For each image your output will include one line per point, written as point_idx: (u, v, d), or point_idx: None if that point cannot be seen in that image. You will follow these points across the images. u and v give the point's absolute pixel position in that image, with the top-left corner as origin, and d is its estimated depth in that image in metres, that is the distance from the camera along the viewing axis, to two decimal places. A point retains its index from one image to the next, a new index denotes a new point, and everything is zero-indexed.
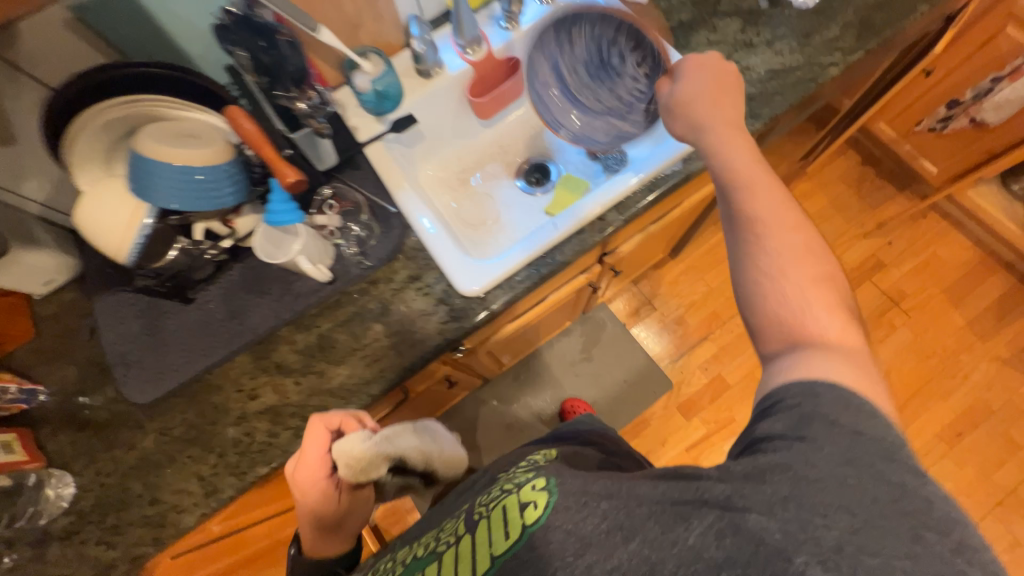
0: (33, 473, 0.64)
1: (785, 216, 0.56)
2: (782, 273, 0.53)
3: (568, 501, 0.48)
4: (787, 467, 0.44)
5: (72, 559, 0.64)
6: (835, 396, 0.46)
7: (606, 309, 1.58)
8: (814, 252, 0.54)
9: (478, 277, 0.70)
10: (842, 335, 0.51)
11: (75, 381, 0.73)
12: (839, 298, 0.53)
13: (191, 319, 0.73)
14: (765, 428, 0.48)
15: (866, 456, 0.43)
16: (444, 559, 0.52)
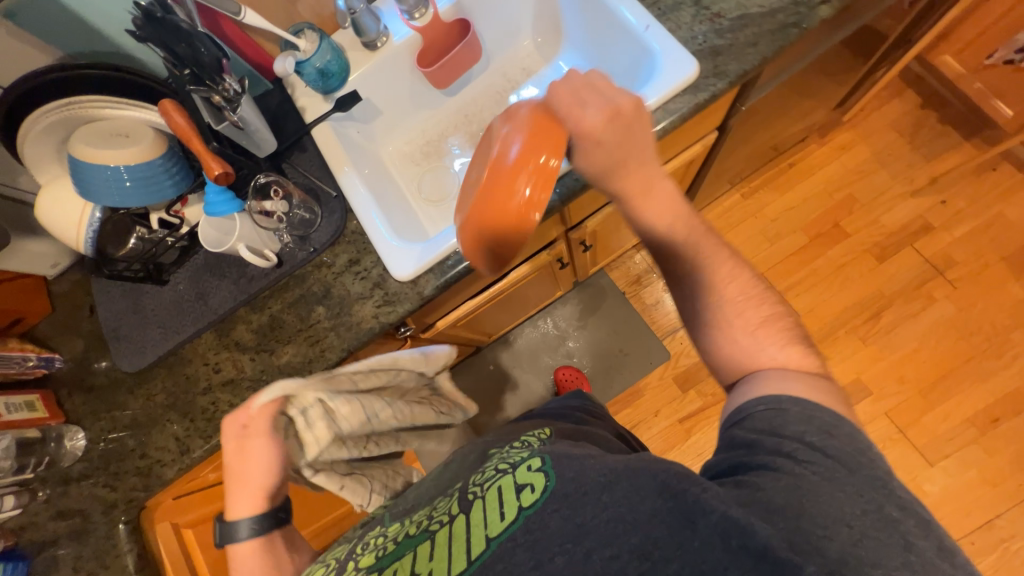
0: (54, 427, 0.78)
1: (711, 262, 0.58)
2: (731, 326, 0.56)
3: (567, 488, 0.44)
4: (776, 480, 0.41)
5: (88, 497, 0.78)
6: (800, 409, 0.47)
7: (606, 275, 1.55)
8: (753, 292, 0.57)
9: (409, 262, 0.72)
10: (798, 364, 0.53)
11: (82, 351, 0.84)
12: (781, 327, 0.55)
13: (165, 299, 0.80)
14: (753, 438, 0.46)
15: (849, 466, 0.43)
16: (437, 538, 0.47)
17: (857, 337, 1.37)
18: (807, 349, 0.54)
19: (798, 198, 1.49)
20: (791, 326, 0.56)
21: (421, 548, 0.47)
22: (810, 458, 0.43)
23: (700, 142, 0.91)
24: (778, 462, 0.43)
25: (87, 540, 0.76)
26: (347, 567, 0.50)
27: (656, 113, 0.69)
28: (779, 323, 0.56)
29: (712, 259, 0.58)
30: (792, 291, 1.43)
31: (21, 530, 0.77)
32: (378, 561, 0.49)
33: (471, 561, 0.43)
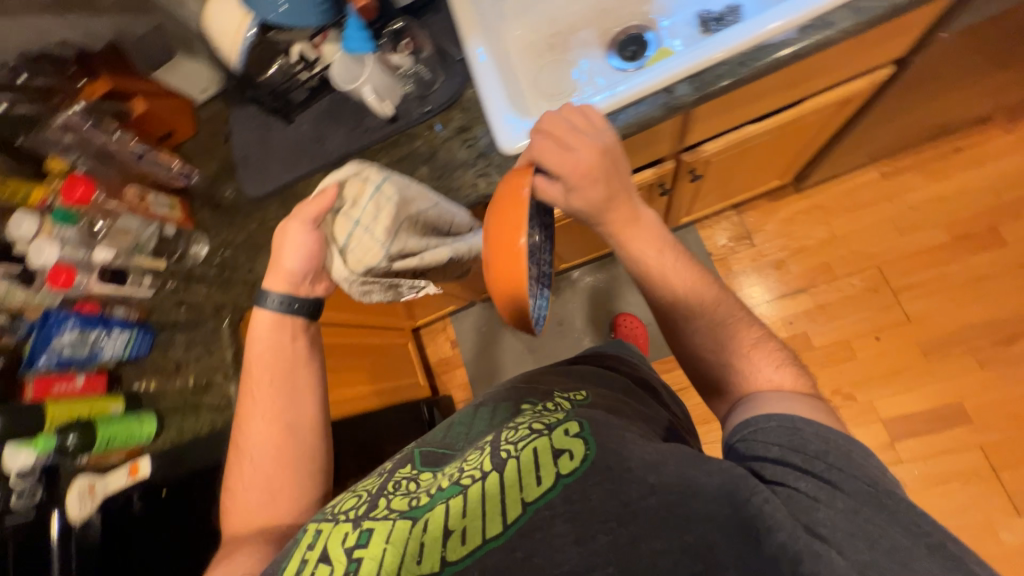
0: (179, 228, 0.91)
1: (699, 288, 0.64)
2: (726, 350, 0.62)
3: (608, 461, 0.49)
4: (822, 508, 0.45)
5: (204, 295, 0.90)
6: (814, 431, 0.51)
7: (694, 233, 1.43)
8: (739, 315, 0.63)
9: (519, 135, 0.70)
10: (792, 384, 0.58)
11: (214, 173, 0.94)
12: (765, 350, 0.61)
13: (289, 137, 0.87)
14: (782, 456, 0.50)
15: (879, 487, 0.47)
16: (471, 493, 0.50)
17: (975, 359, 1.19)
18: (797, 369, 0.60)
19: (952, 190, 1.27)
20: (775, 348, 0.62)
21: (455, 502, 0.50)
22: (846, 483, 0.47)
23: (867, 78, 0.79)
24: (812, 487, 0.47)
25: (199, 329, 0.89)
26: (377, 506, 0.53)
27: (839, 11, 0.60)
28: (766, 344, 0.62)
29: (694, 284, 0.64)
30: (910, 293, 1.26)
31: (151, 310, 0.93)
32: (411, 508, 0.52)
33: (508, 525, 0.48)
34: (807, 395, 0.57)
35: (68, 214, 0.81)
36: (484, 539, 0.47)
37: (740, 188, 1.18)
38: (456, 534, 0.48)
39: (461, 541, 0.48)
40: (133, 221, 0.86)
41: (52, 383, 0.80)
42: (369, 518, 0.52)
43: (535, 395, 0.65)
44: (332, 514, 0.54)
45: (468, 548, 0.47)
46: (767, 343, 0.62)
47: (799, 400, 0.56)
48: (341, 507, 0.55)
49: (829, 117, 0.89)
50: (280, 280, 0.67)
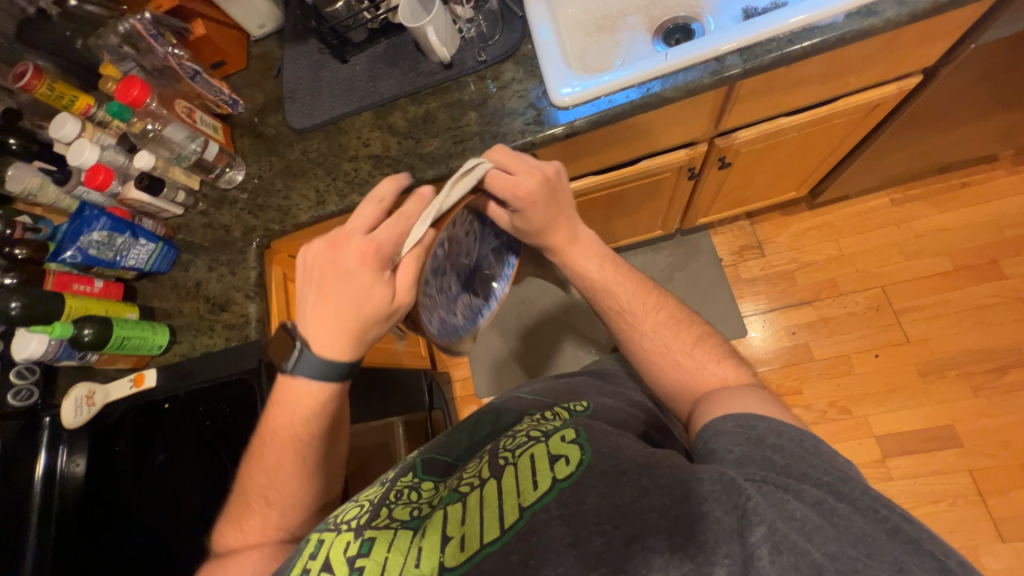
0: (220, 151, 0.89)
1: (643, 293, 0.69)
2: (672, 351, 0.65)
3: (602, 465, 0.50)
4: (791, 500, 0.45)
5: (232, 218, 0.90)
6: (768, 427, 0.51)
7: (706, 237, 1.47)
8: (681, 318, 0.68)
9: (572, 89, 0.74)
10: (736, 376, 0.61)
11: (260, 104, 0.96)
12: (709, 348, 0.65)
13: (342, 75, 0.89)
14: (745, 454, 0.49)
15: (836, 474, 0.47)
16: (469, 500, 0.51)
17: (968, 384, 1.23)
18: (740, 363, 0.64)
19: (958, 222, 1.33)
20: (717, 344, 0.66)
21: (453, 508, 0.51)
22: (807, 474, 0.47)
23: (896, 84, 0.84)
24: (779, 478, 0.46)
25: (225, 250, 0.89)
26: (379, 516, 0.52)
27: (885, 2, 0.65)
28: (708, 341, 0.66)
29: (638, 294, 0.69)
30: (911, 315, 1.30)
31: (177, 228, 0.93)
32: (412, 519, 0.52)
33: (506, 529, 0.48)
34: (751, 386, 0.59)
35: (124, 109, 0.81)
36: (482, 543, 0.47)
37: (759, 193, 1.22)
38: (455, 541, 0.48)
39: (459, 548, 0.47)
40: (180, 132, 0.84)
41: (71, 281, 0.80)
42: (371, 527, 0.51)
43: (539, 408, 0.66)
44: (334, 524, 0.52)
45: (468, 554, 0.47)
46: (707, 342, 0.66)
47: (744, 389, 0.59)
48: (341, 517, 0.53)
49: (856, 122, 0.94)
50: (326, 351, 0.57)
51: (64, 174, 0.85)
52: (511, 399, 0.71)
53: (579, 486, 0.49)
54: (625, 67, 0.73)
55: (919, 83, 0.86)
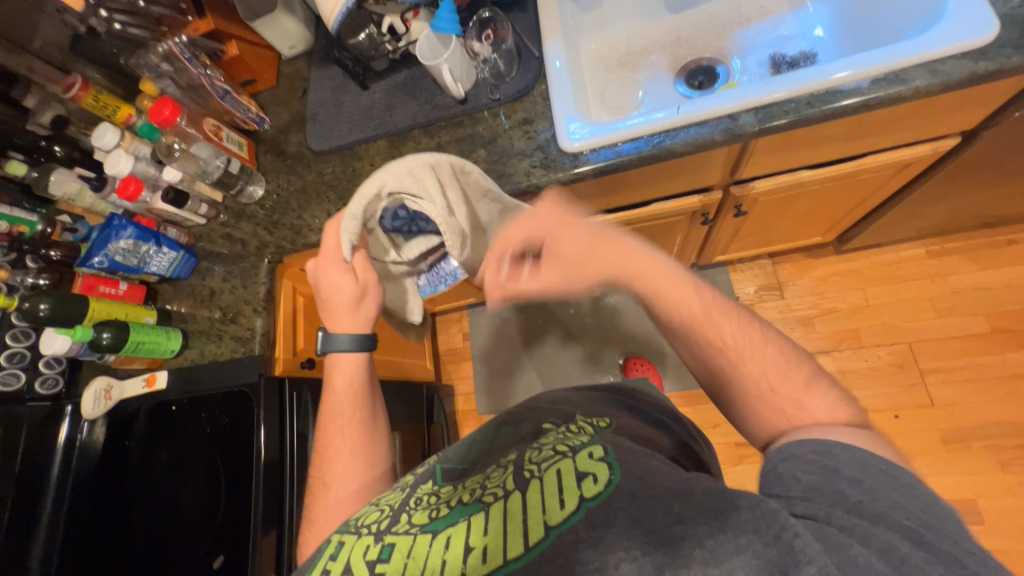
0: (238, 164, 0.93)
1: (744, 330, 0.55)
2: (780, 397, 0.51)
3: (632, 487, 0.46)
4: (855, 543, 0.38)
5: (249, 232, 0.94)
6: (849, 455, 0.44)
7: (724, 273, 1.43)
8: (786, 354, 0.54)
9: (581, 135, 0.73)
10: (848, 422, 0.49)
11: (284, 123, 1.00)
12: (818, 381, 0.52)
13: (362, 101, 0.92)
14: (814, 484, 0.43)
15: (922, 519, 0.39)
16: (492, 512, 0.50)
17: (997, 458, 1.14)
18: (850, 404, 0.51)
19: (1001, 281, 1.24)
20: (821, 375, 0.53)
21: (476, 519, 0.50)
22: (881, 515, 0.39)
23: (931, 144, 0.80)
24: (845, 517, 0.40)
25: (239, 263, 0.94)
26: (399, 521, 0.54)
27: (916, 70, 0.63)
28: (820, 383, 0.52)
29: (730, 338, 0.55)
30: (938, 376, 1.22)
31: (198, 237, 0.98)
32: (431, 522, 0.53)
33: (530, 545, 0.45)
34: (851, 422, 0.49)
35: (154, 129, 0.88)
36: (505, 558, 0.46)
37: (780, 237, 1.18)
38: (477, 552, 0.47)
39: (482, 559, 0.46)
40: (205, 149, 0.89)
41: (98, 283, 0.86)
42: (392, 533, 0.52)
43: (557, 417, 0.65)
44: (354, 527, 0.55)
45: (489, 567, 0.46)
46: (813, 375, 0.53)
47: (858, 430, 0.47)
48: (363, 521, 0.56)
49: (887, 177, 0.89)
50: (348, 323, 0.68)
51: (102, 182, 0.91)
52: (528, 409, 0.69)
53: (608, 510, 0.45)
54: (638, 116, 0.72)
55: (958, 143, 0.81)
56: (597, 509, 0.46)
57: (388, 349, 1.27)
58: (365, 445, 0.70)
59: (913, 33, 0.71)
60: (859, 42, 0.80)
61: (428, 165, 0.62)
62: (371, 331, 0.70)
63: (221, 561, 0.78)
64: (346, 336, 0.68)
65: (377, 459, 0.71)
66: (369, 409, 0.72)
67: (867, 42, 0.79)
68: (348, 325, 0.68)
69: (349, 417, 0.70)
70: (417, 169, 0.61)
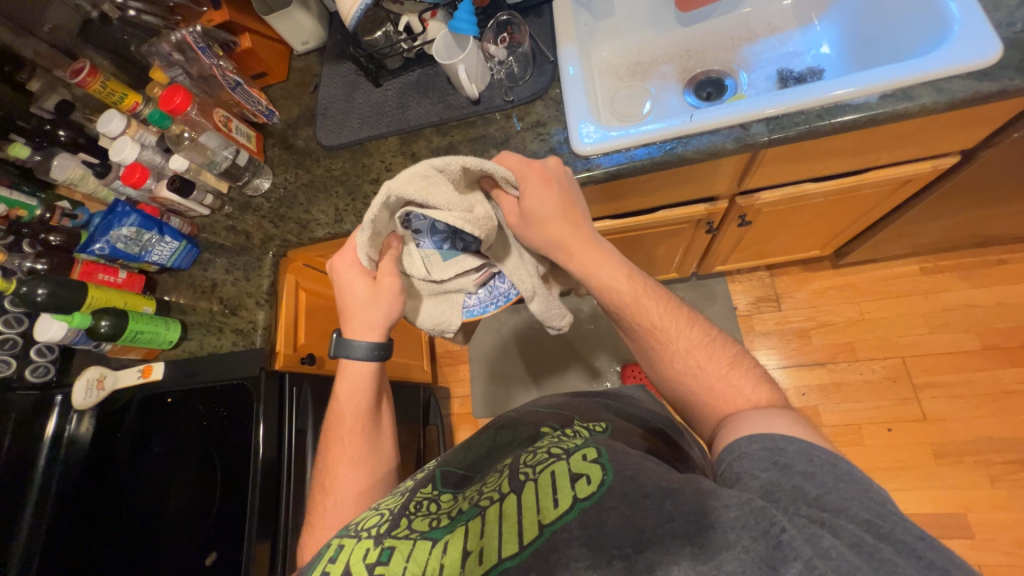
0: (245, 155, 0.91)
1: (671, 314, 0.60)
2: (707, 372, 0.56)
3: (625, 487, 0.46)
4: (827, 535, 0.39)
5: (253, 224, 0.94)
6: (797, 451, 0.45)
7: (723, 283, 1.45)
8: (716, 337, 0.59)
9: (593, 138, 0.74)
10: (770, 402, 0.53)
11: (294, 117, 1.00)
12: (746, 371, 0.56)
13: (374, 98, 0.92)
14: (774, 481, 0.44)
15: (877, 510, 0.40)
16: (488, 514, 0.49)
17: (987, 473, 1.16)
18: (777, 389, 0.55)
19: (993, 300, 1.27)
20: (751, 367, 0.57)
21: (473, 523, 0.50)
22: (842, 508, 0.41)
23: (932, 161, 0.82)
24: (811, 511, 0.41)
25: (243, 255, 0.92)
26: (399, 526, 0.52)
27: (922, 88, 0.65)
28: (743, 362, 0.57)
29: (666, 315, 0.59)
30: (930, 391, 1.24)
31: (201, 228, 0.97)
32: (431, 529, 0.51)
33: (525, 546, 0.45)
34: (784, 408, 0.52)
35: (164, 117, 0.86)
36: (500, 558, 0.45)
37: (780, 249, 1.20)
38: (474, 554, 0.46)
39: (478, 561, 0.46)
40: (214, 139, 0.88)
41: (97, 270, 0.85)
42: (392, 536, 0.51)
43: (556, 423, 0.65)
44: (354, 531, 0.53)
45: (485, 567, 0.45)
46: (740, 365, 0.56)
47: (788, 414, 0.50)
48: (363, 525, 0.54)
49: (887, 193, 0.92)
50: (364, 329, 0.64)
51: (105, 168, 0.87)
52: (527, 414, 0.70)
53: (601, 508, 0.45)
54: (650, 122, 0.73)
55: (957, 162, 0.84)
56: (591, 509, 0.45)
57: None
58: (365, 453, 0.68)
59: (918, 53, 0.73)
60: (864, 60, 0.82)
61: (435, 170, 0.54)
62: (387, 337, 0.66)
63: (214, 558, 0.76)
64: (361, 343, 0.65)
65: (380, 461, 0.70)
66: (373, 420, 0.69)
67: (873, 61, 0.81)
68: (362, 329, 0.64)
69: (349, 425, 0.68)
70: (422, 173, 0.53)
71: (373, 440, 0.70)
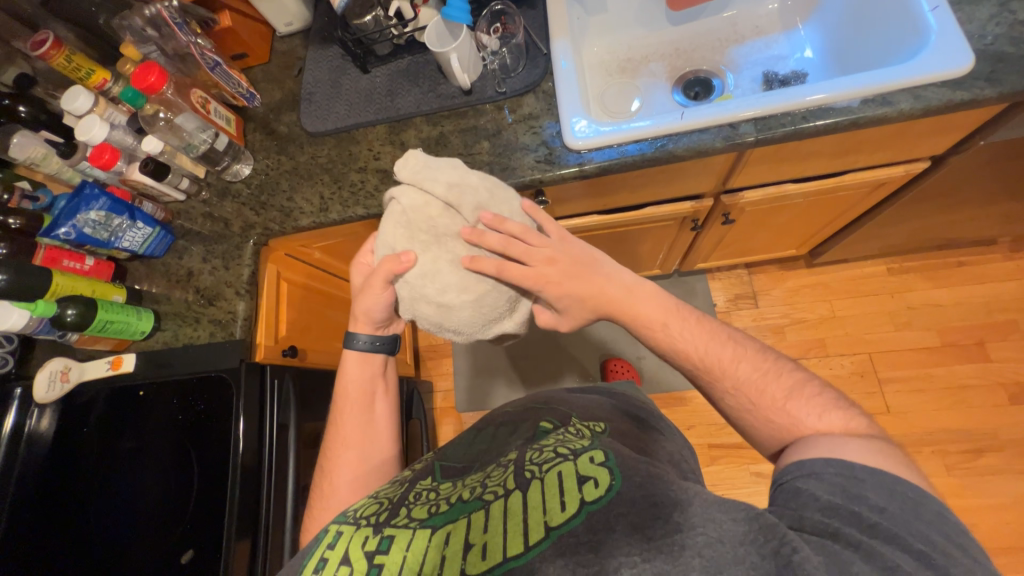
0: (226, 139, 0.88)
1: (714, 348, 0.59)
2: (761, 408, 0.55)
3: (633, 494, 0.47)
4: (858, 561, 0.39)
5: (232, 211, 0.90)
6: (875, 481, 0.44)
7: (703, 280, 1.48)
8: (767, 367, 0.57)
9: (586, 133, 0.74)
10: (846, 429, 0.50)
11: (276, 101, 0.96)
12: (810, 395, 0.54)
13: (362, 84, 0.90)
14: (833, 504, 0.43)
15: (938, 548, 0.39)
16: (492, 510, 0.50)
17: (943, 462, 1.23)
18: (849, 410, 0.52)
19: (951, 299, 1.34)
20: (814, 390, 0.55)
21: (476, 516, 0.50)
22: (894, 536, 0.40)
23: (905, 166, 0.86)
24: (854, 534, 0.41)
25: (221, 243, 0.89)
26: (399, 515, 0.54)
27: (901, 94, 0.68)
28: (806, 389, 0.55)
29: (711, 347, 0.59)
30: (894, 385, 1.31)
31: (176, 214, 0.93)
32: (431, 518, 0.53)
33: (529, 547, 0.45)
34: (869, 436, 0.49)
35: (139, 95, 0.80)
36: (504, 556, 0.46)
37: (759, 247, 1.23)
38: (477, 548, 0.47)
39: (481, 556, 0.46)
40: (191, 121, 0.84)
41: (62, 257, 0.80)
42: (391, 525, 0.52)
43: (556, 419, 0.66)
44: (354, 518, 0.55)
45: (488, 563, 0.45)
46: (801, 388, 0.55)
47: (870, 443, 0.48)
48: (363, 512, 0.56)
49: (862, 195, 0.95)
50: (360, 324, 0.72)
51: (70, 147, 0.83)
52: (525, 411, 0.72)
53: (608, 513, 0.46)
54: (642, 119, 0.74)
55: (928, 167, 0.88)
56: (598, 513, 0.46)
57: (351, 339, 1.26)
58: (360, 440, 0.72)
59: (897, 62, 0.76)
60: (845, 65, 0.85)
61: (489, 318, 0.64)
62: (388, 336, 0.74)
63: (190, 556, 0.73)
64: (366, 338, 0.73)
65: (376, 445, 0.73)
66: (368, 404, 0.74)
67: (853, 68, 0.84)
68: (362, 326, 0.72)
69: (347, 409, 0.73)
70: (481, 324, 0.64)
71: (369, 424, 0.73)
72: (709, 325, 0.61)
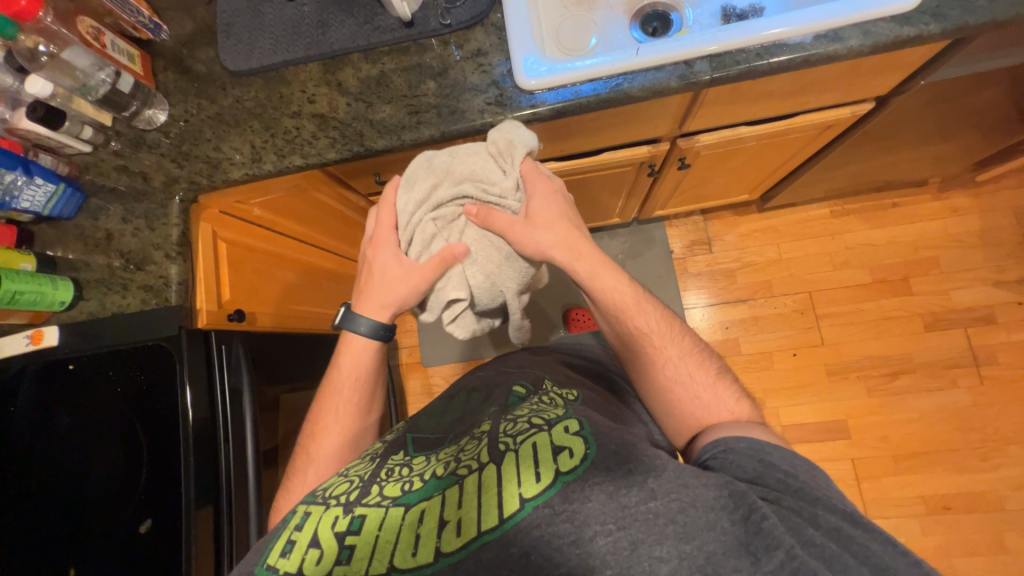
0: (131, 79, 0.77)
1: (666, 322, 0.66)
2: (694, 381, 0.62)
3: (607, 463, 0.50)
4: (809, 527, 0.46)
5: (152, 164, 0.81)
6: (783, 457, 0.52)
7: (661, 228, 1.51)
8: (702, 352, 0.65)
9: (538, 72, 0.70)
10: (750, 416, 0.60)
11: (187, 34, 0.84)
12: (730, 385, 0.63)
13: (287, 14, 0.80)
14: (761, 473, 0.51)
15: (851, 505, 0.49)
16: (467, 485, 0.51)
17: (866, 385, 1.37)
18: (750, 403, 0.62)
19: (884, 239, 1.44)
20: (730, 381, 0.64)
21: (450, 492, 0.51)
22: (824, 500, 0.48)
23: (850, 107, 0.88)
24: (796, 503, 0.48)
25: (143, 201, 0.81)
26: (370, 493, 0.54)
27: (851, 29, 0.67)
28: (727, 377, 0.64)
29: (665, 321, 0.66)
30: (830, 320, 1.42)
31: (83, 169, 0.82)
32: (404, 495, 0.53)
33: (504, 519, 0.47)
34: (762, 424, 0.59)
35: (7, 23, 0.66)
36: (479, 531, 0.47)
37: (714, 193, 1.25)
38: (452, 525, 0.48)
39: (456, 532, 0.48)
40: (83, 57, 0.72)
41: None
42: (362, 504, 0.52)
43: (530, 383, 0.67)
44: (322, 499, 0.55)
45: (463, 540, 0.47)
46: (724, 376, 0.64)
47: (767, 430, 0.57)
48: (331, 492, 0.56)
49: (811, 138, 0.97)
50: (368, 305, 0.69)
51: None
52: (498, 375, 0.73)
53: (584, 483, 0.48)
54: (596, 56, 0.70)
55: (872, 109, 0.90)
56: (573, 482, 0.48)
57: (306, 300, 1.20)
58: (351, 417, 0.72)
59: None
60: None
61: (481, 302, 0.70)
62: (391, 322, 0.70)
63: (149, 524, 0.70)
64: (365, 321, 0.69)
65: (365, 415, 0.73)
66: (365, 381, 0.72)
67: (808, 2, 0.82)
68: (369, 308, 0.69)
69: (342, 394, 0.71)
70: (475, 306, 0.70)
71: (350, 408, 0.71)
72: (663, 310, 0.68)
